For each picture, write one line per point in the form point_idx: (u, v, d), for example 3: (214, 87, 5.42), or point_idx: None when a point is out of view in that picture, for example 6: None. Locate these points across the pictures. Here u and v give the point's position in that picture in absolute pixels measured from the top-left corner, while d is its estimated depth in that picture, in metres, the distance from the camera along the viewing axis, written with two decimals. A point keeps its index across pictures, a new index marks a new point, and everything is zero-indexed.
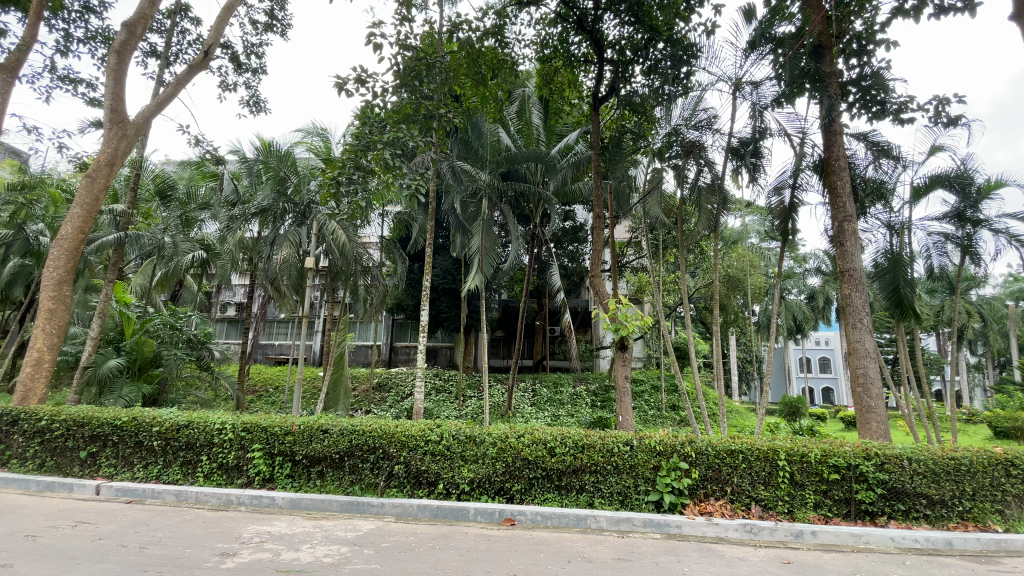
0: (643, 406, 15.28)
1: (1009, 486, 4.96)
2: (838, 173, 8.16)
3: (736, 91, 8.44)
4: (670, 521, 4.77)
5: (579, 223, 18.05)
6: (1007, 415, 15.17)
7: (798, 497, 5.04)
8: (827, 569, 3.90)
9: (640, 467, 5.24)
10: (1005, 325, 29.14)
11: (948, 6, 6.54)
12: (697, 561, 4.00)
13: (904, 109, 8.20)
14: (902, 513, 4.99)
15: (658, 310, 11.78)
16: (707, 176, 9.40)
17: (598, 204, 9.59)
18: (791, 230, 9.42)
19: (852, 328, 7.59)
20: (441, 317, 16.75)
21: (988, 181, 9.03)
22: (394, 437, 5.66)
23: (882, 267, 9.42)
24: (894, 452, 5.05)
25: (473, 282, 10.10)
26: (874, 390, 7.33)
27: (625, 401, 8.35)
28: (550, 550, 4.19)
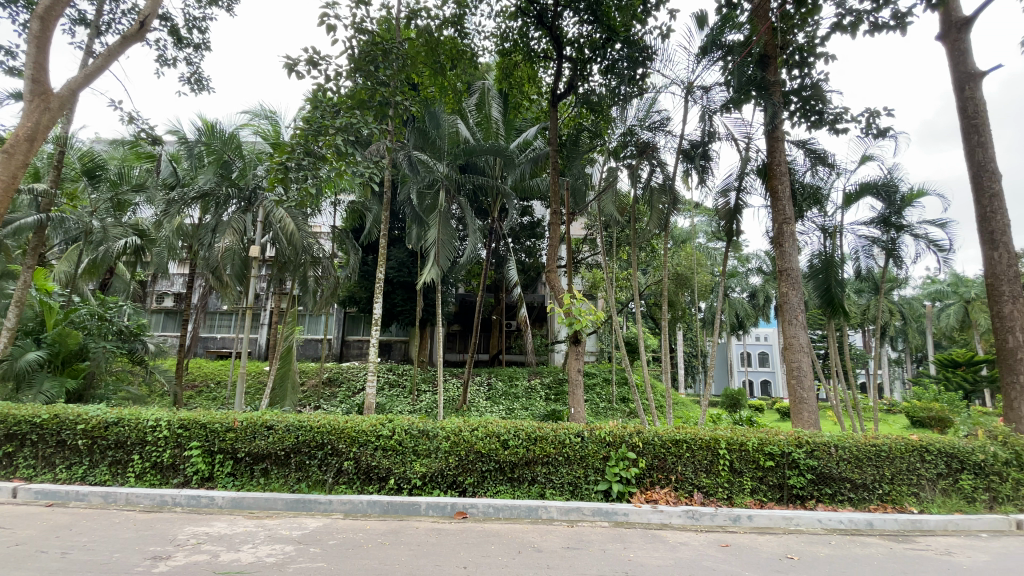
0: (594, 398, 15.69)
1: (923, 470, 5.40)
2: (780, 178, 8.62)
3: (688, 94, 8.73)
4: (618, 510, 4.92)
5: (537, 219, 18.20)
6: (923, 405, 16.62)
7: (736, 483, 5.32)
8: (761, 551, 4.15)
9: (591, 457, 5.37)
10: (921, 323, 31.85)
11: (882, 24, 7.00)
12: (643, 547, 4.16)
13: (839, 119, 8.76)
14: (828, 496, 5.37)
15: (611, 306, 12.06)
16: (659, 177, 9.70)
17: (556, 201, 9.66)
18: (736, 230, 9.87)
19: (787, 324, 8.11)
20: (395, 310, 16.43)
21: (910, 190, 9.84)
22: (344, 433, 5.51)
23: (816, 267, 10.06)
24: (823, 440, 5.44)
25: (429, 276, 9.98)
26: (806, 382, 7.83)
27: (576, 394, 8.50)
28: (500, 542, 4.23)
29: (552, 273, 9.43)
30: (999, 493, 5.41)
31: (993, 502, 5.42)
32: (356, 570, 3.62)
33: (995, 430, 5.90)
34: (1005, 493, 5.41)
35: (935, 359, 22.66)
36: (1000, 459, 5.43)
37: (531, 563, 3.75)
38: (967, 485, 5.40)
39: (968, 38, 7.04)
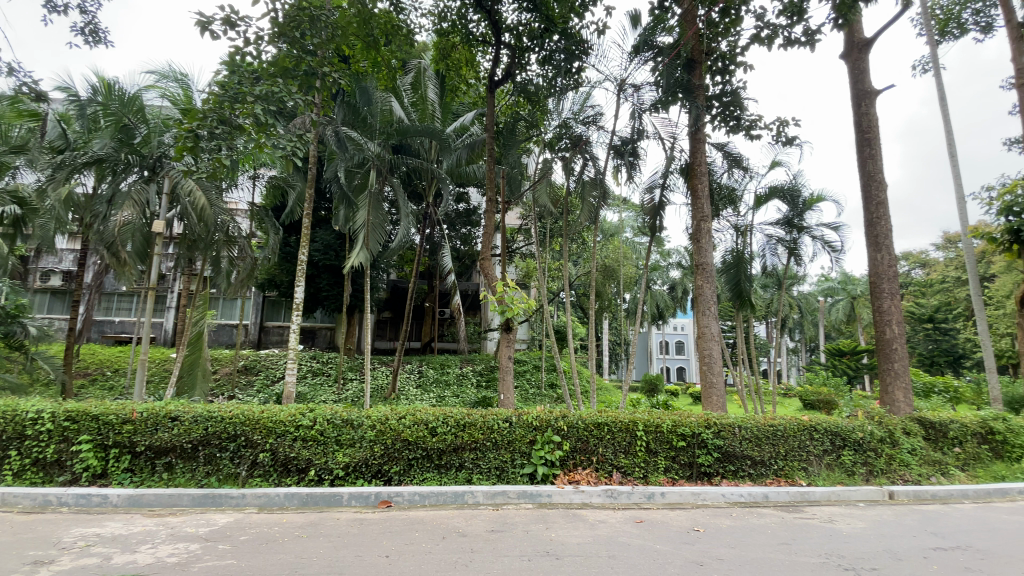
0: (525, 384, 16.05)
1: (813, 447, 6.07)
2: (700, 177, 9.18)
3: (620, 92, 9.02)
4: (542, 491, 5.08)
5: (473, 206, 18.15)
6: (813, 390, 18.64)
7: (651, 462, 5.69)
8: (671, 525, 4.47)
9: (518, 442, 5.49)
10: (815, 316, 35.46)
11: (794, 39, 7.62)
12: (564, 526, 4.32)
13: (754, 126, 9.46)
14: (732, 472, 5.89)
15: (543, 295, 12.31)
16: (591, 171, 9.98)
17: (491, 188, 9.59)
18: (659, 226, 10.41)
19: (701, 315, 8.74)
20: (320, 295, 15.69)
21: (810, 196, 10.90)
22: (260, 423, 5.22)
23: (728, 263, 10.89)
24: (728, 421, 5.94)
25: (357, 260, 9.57)
26: (716, 368, 8.50)
27: (506, 380, 8.63)
28: (425, 529, 4.22)
29: (487, 261, 9.44)
30: (874, 467, 6.20)
31: (869, 475, 6.20)
32: (270, 565, 3.45)
33: (873, 412, 6.74)
34: (879, 466, 6.21)
35: (826, 348, 25.42)
36: (874, 437, 6.23)
37: (457, 547, 3.77)
38: (848, 460, 6.14)
39: (867, 59, 7.89)
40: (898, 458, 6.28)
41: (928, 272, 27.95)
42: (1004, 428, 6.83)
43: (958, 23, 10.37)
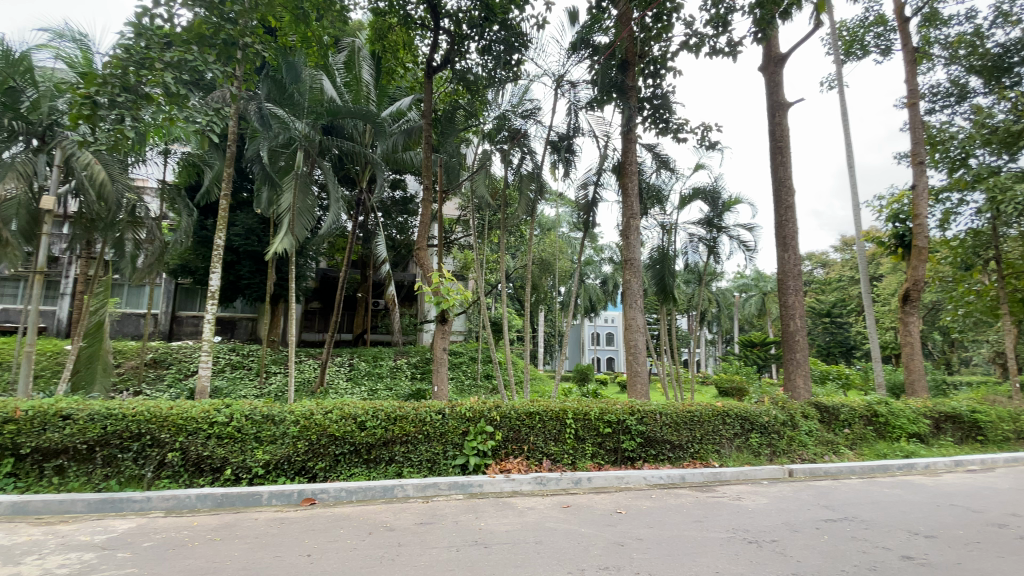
0: (460, 376, 15.99)
1: (725, 430, 6.55)
2: (631, 176, 9.53)
3: (557, 87, 9.14)
4: (473, 482, 5.10)
5: (409, 194, 17.76)
6: (729, 379, 20.12)
7: (580, 449, 5.88)
8: (596, 509, 4.65)
9: (450, 434, 5.46)
10: (731, 311, 38.13)
11: (719, 49, 8.08)
12: (494, 514, 4.36)
13: (681, 129, 9.94)
14: (653, 456, 6.22)
15: (480, 287, 12.31)
16: (529, 165, 10.06)
17: (427, 177, 9.37)
18: (592, 222, 10.72)
19: (629, 308, 9.11)
20: (241, 283, 14.70)
21: (729, 198, 11.67)
22: (168, 420, 4.82)
23: (654, 259, 11.45)
24: (651, 408, 6.27)
25: (280, 245, 9.02)
26: (641, 358, 8.92)
27: (440, 372, 8.55)
28: (350, 525, 4.10)
29: (422, 251, 9.27)
30: (777, 448, 6.79)
31: (773, 455, 6.78)
32: (176, 572, 3.20)
33: (778, 397, 7.37)
34: (781, 447, 6.81)
35: (740, 340, 27.48)
36: (778, 420, 6.82)
37: (384, 542, 3.70)
38: (755, 442, 6.68)
39: (782, 73, 8.52)
40: (798, 438, 6.92)
41: (827, 271, 30.95)
42: (885, 410, 7.71)
43: (861, 46, 11.49)
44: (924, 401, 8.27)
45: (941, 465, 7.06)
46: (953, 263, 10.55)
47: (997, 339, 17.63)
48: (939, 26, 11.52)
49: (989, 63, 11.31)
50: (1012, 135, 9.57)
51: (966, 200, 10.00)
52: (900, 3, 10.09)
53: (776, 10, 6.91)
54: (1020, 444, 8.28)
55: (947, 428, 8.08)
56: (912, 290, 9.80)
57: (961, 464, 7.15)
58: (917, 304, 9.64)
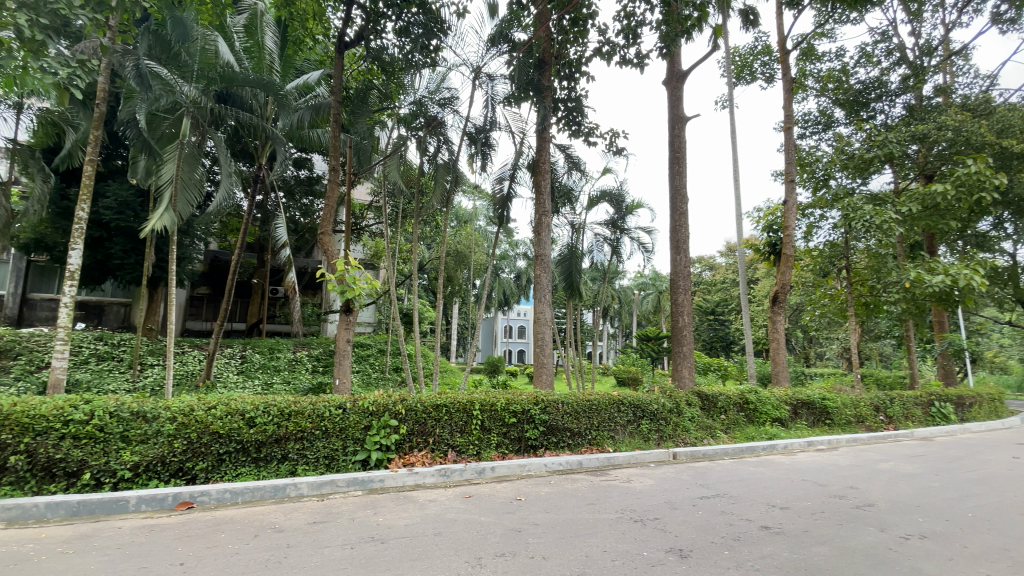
0: (366, 369, 15.46)
1: (620, 418, 7.00)
2: (544, 175, 9.77)
3: (475, 78, 9.08)
4: (373, 477, 4.96)
5: (316, 175, 16.73)
6: (627, 370, 21.53)
7: (485, 440, 5.94)
8: (496, 498, 4.74)
9: (351, 428, 5.26)
10: (632, 307, 40.75)
11: (628, 60, 8.52)
12: (393, 509, 4.29)
13: (592, 133, 10.36)
14: (554, 444, 6.47)
15: (391, 277, 11.99)
16: (445, 154, 9.92)
17: (335, 158, 8.86)
18: (505, 217, 10.85)
19: (538, 301, 9.35)
20: (111, 263, 12.93)
21: (632, 202, 12.40)
22: (9, 419, 4.12)
23: (563, 256, 11.87)
24: (554, 398, 6.51)
25: (161, 223, 7.99)
26: (547, 350, 9.21)
27: (343, 364, 8.18)
28: (234, 528, 3.81)
29: (326, 236, 8.78)
30: (664, 433, 7.39)
31: (661, 439, 7.37)
32: None
33: (667, 387, 8.01)
34: (668, 432, 7.42)
35: (638, 334, 29.45)
36: (666, 408, 7.43)
37: (271, 544, 3.47)
38: (646, 428, 7.21)
39: (682, 88, 9.20)
40: (682, 424, 7.59)
41: (713, 273, 34.08)
42: (755, 398, 8.69)
43: (750, 71, 12.73)
44: (786, 390, 9.44)
45: (796, 445, 8.12)
46: (814, 270, 12.11)
47: (844, 335, 20.60)
48: (813, 61, 13.10)
49: (850, 97, 13.10)
50: (863, 162, 11.15)
51: (826, 216, 11.50)
52: (783, 37, 11.31)
53: (679, 29, 7.45)
54: (857, 425, 9.74)
55: (803, 413, 9.31)
56: (780, 292, 11.09)
57: (811, 444, 8.27)
58: (783, 305, 10.95)
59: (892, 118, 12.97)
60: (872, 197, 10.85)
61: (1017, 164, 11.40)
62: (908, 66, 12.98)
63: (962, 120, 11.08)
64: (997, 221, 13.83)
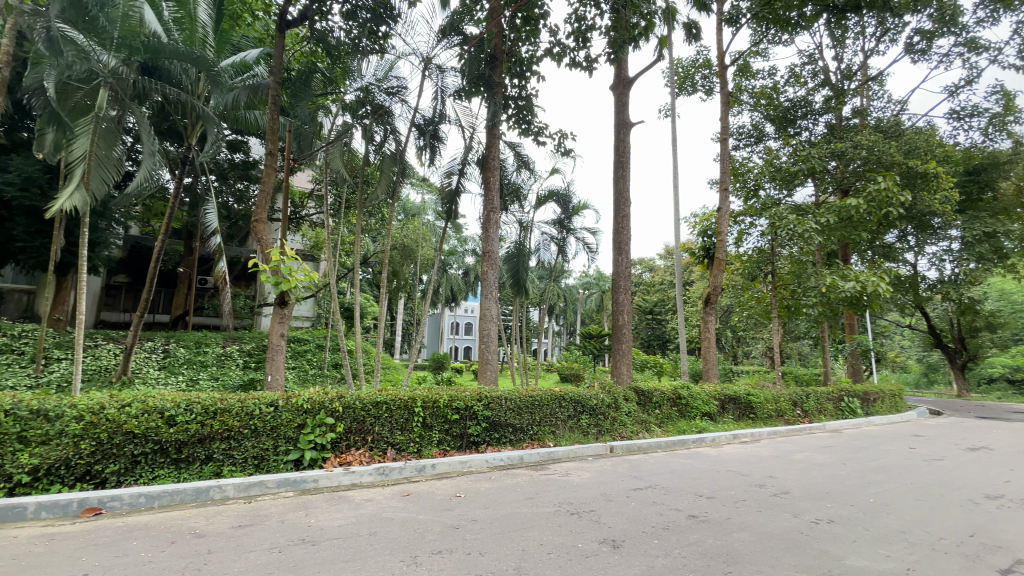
0: (303, 365, 14.82)
1: (561, 413, 7.13)
2: (494, 171, 9.76)
3: (425, 69, 8.92)
4: (307, 477, 4.77)
5: (253, 160, 15.84)
6: (571, 366, 21.99)
7: (426, 437, 5.87)
8: (435, 495, 4.69)
9: (283, 427, 5.02)
10: (576, 306, 41.60)
11: (577, 62, 8.68)
12: (327, 509, 4.14)
13: (541, 132, 10.47)
14: (495, 440, 6.49)
15: (332, 269, 11.54)
16: (392, 145, 9.68)
17: (273, 142, 8.40)
18: (453, 212, 10.74)
19: (484, 298, 9.34)
20: (11, 245, 11.62)
21: (578, 203, 12.67)
22: None
23: (511, 253, 11.92)
24: (497, 394, 6.53)
25: (68, 202, 7.22)
26: (492, 346, 9.21)
27: (276, 360, 7.80)
28: (148, 535, 3.53)
29: (261, 225, 8.32)
30: (602, 427, 7.61)
31: (599, 434, 7.58)
32: None
33: (606, 383, 8.25)
34: (606, 427, 7.64)
35: (582, 332, 30.13)
36: (605, 403, 7.65)
37: (189, 551, 3.25)
38: (585, 423, 7.39)
39: (628, 95, 9.48)
40: (619, 419, 7.85)
41: (652, 274, 35.31)
42: (687, 394, 9.13)
43: (691, 82, 13.32)
44: (716, 386, 9.98)
45: (723, 438, 8.61)
46: (743, 274, 12.85)
47: (768, 335, 22.08)
48: (748, 77, 13.90)
49: (779, 114, 14.02)
50: (789, 175, 11.94)
51: (755, 223, 12.24)
52: (722, 52, 11.91)
53: (626, 36, 7.67)
54: (778, 419, 10.46)
55: (730, 408, 9.88)
56: (711, 294, 11.70)
57: (736, 437, 8.80)
58: (715, 306, 11.57)
59: (815, 135, 13.99)
60: (796, 208, 11.70)
61: (920, 183, 12.61)
62: (831, 88, 14.03)
63: (874, 141, 12.13)
64: (901, 234, 15.27)
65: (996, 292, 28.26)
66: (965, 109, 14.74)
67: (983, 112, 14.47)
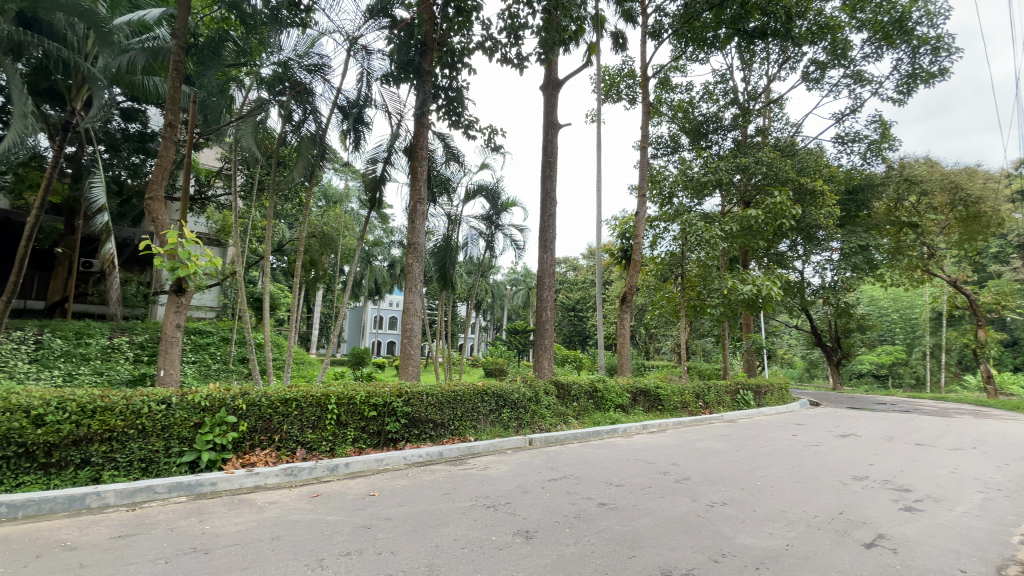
0: (206, 359, 13.65)
1: (482, 407, 7.17)
2: (421, 160, 9.55)
3: (350, 49, 8.52)
4: (202, 481, 4.40)
5: (151, 132, 14.23)
6: (495, 361, 22.20)
7: (340, 435, 5.63)
8: (347, 494, 4.52)
9: (176, 427, 4.59)
10: (503, 302, 42.01)
11: (509, 59, 8.71)
12: (225, 514, 3.85)
13: (471, 126, 10.40)
14: (415, 436, 6.37)
15: (240, 256, 10.70)
16: (311, 126, 9.15)
17: (173, 112, 7.62)
18: (378, 201, 10.37)
19: (409, 291, 9.13)
20: None
21: (507, 199, 12.74)
22: None
23: (438, 247, 11.75)
24: (418, 390, 6.41)
25: None
26: (415, 341, 9.04)
27: (170, 353, 7.13)
28: (3, 550, 3.08)
29: (155, 203, 7.54)
30: (522, 420, 7.74)
31: (519, 427, 7.72)
32: None
33: (528, 377, 8.41)
34: (526, 420, 7.79)
35: (507, 328, 30.49)
36: (525, 397, 7.80)
37: (55, 565, 2.88)
38: (506, 417, 7.49)
39: (557, 96, 9.68)
40: (539, 412, 8.04)
41: (576, 273, 36.45)
42: (603, 387, 9.54)
43: (616, 90, 13.89)
44: (629, 380, 10.53)
45: (634, 429, 9.11)
46: (657, 275, 13.61)
47: (678, 333, 23.70)
48: (668, 91, 14.74)
49: (692, 127, 15.03)
50: (699, 184, 12.84)
51: (668, 229, 13.00)
52: (645, 63, 12.50)
53: (556, 37, 7.79)
54: (682, 410, 11.23)
55: (641, 400, 10.47)
56: (627, 293, 12.28)
57: (646, 427, 9.35)
58: (630, 305, 12.16)
59: (724, 149, 15.15)
60: (705, 216, 12.60)
61: (809, 199, 14.05)
62: (739, 107, 15.25)
63: (772, 158, 13.37)
64: (793, 243, 16.98)
65: (866, 299, 32.34)
66: (848, 135, 16.62)
67: (862, 139, 16.40)
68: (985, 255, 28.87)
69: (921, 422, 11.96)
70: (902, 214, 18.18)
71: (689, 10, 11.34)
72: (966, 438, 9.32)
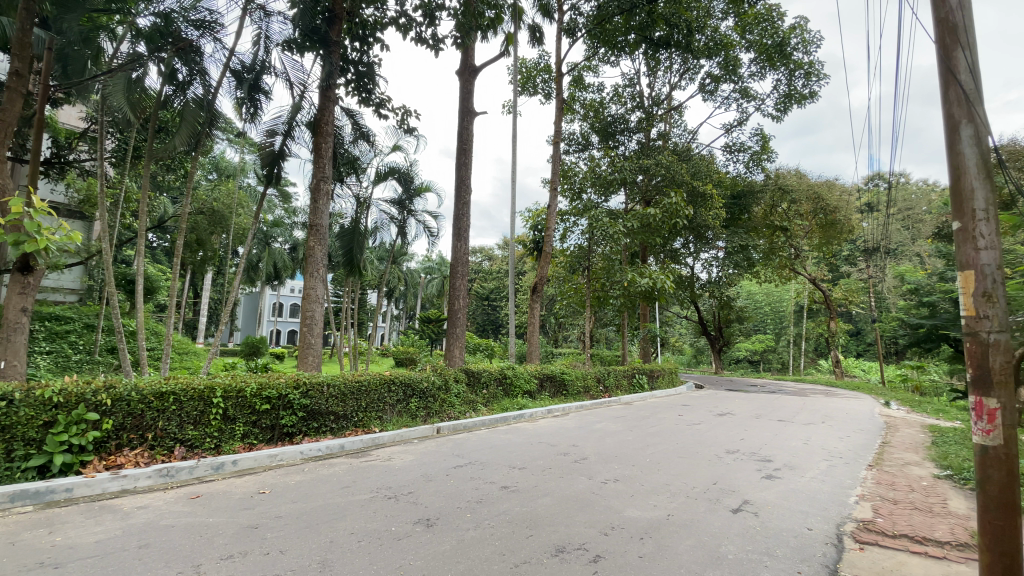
0: (64, 349, 11.87)
1: (389, 397, 7.00)
2: (325, 136, 8.99)
3: (246, 8, 7.76)
4: (55, 487, 3.86)
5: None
6: (405, 351, 21.74)
7: (227, 431, 5.20)
8: (233, 494, 4.20)
9: (18, 427, 3.97)
10: (415, 290, 41.15)
11: (423, 39, 8.48)
12: (84, 523, 3.41)
13: (382, 104, 9.98)
14: (314, 429, 6.06)
15: (107, 233, 9.37)
16: (198, 89, 8.21)
17: (18, 56, 6.42)
18: (276, 176, 9.60)
19: (311, 276, 8.58)
20: None
21: (419, 184, 12.44)
22: None
23: (345, 229, 11.18)
24: (318, 380, 6.10)
25: None
26: (316, 329, 8.55)
27: (14, 341, 6.14)
28: None
29: None
30: (430, 409, 7.68)
31: (427, 416, 7.65)
32: None
33: (437, 366, 8.35)
34: (434, 408, 7.75)
35: (419, 316, 29.96)
36: (434, 385, 7.75)
37: None
38: (413, 406, 7.38)
39: (473, 82, 9.60)
40: (447, 400, 8.03)
41: (490, 262, 36.71)
42: (511, 374, 9.74)
43: (532, 84, 14.08)
44: (537, 367, 10.86)
45: (539, 414, 9.43)
46: (565, 267, 14.11)
47: (584, 323, 24.80)
48: (581, 89, 15.24)
49: (601, 126, 15.69)
50: (606, 182, 13.47)
51: (577, 223, 13.51)
52: (560, 59, 12.79)
53: (473, 22, 7.70)
54: (585, 395, 11.83)
55: (547, 386, 10.85)
56: (538, 283, 12.60)
57: (550, 411, 9.72)
58: (540, 295, 12.49)
59: (629, 149, 16.02)
60: (611, 212, 13.25)
61: (700, 202, 15.37)
62: (644, 110, 16.17)
63: (671, 161, 14.37)
64: (686, 241, 18.45)
65: (746, 293, 36.14)
66: (736, 145, 18.32)
67: (747, 149, 18.16)
68: (839, 258, 33.48)
69: (784, 402, 13.66)
70: (776, 219, 20.50)
71: (601, 13, 11.65)
72: (818, 415, 10.81)
